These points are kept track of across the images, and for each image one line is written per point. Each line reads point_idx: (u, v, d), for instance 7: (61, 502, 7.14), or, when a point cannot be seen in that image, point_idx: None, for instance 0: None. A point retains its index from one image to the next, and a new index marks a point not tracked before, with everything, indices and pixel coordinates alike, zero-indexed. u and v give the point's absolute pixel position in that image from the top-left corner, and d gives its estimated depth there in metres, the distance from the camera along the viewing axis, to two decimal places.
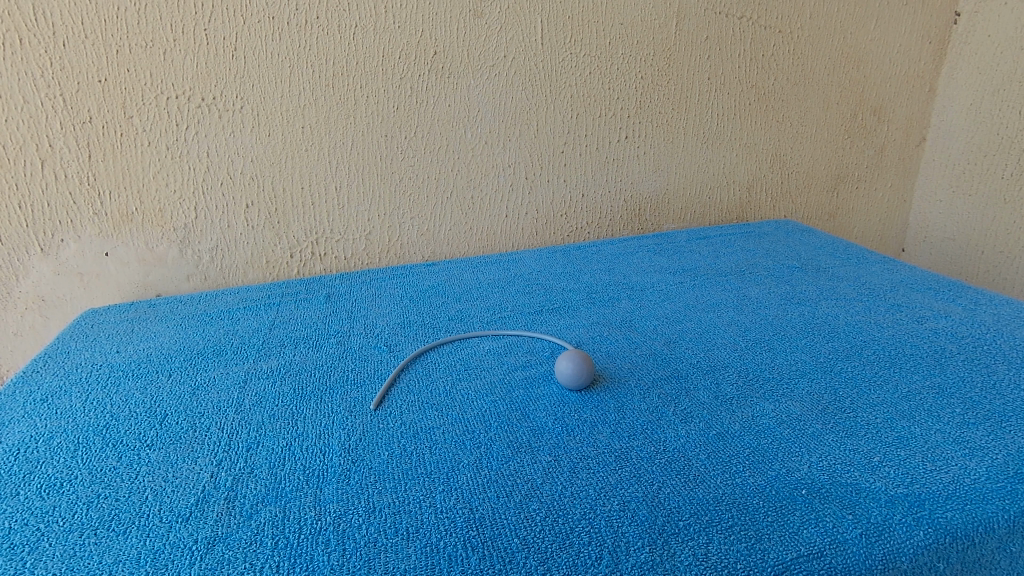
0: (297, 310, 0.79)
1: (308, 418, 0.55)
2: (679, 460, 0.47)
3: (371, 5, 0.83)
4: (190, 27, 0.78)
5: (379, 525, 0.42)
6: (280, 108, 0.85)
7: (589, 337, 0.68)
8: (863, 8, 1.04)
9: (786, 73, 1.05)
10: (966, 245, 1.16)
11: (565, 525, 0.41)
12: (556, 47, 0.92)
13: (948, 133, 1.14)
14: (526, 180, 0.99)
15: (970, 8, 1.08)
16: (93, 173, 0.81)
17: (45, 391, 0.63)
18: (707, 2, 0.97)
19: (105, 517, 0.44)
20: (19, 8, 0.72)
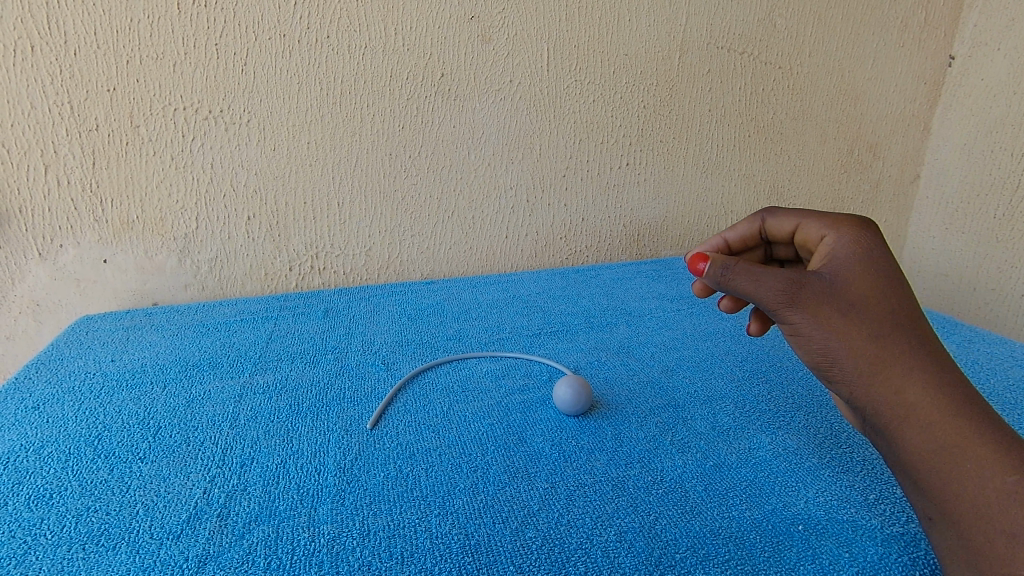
0: (294, 325, 0.79)
1: (303, 435, 0.55)
2: (676, 490, 0.47)
3: (381, 26, 0.84)
4: (201, 41, 0.79)
5: (374, 548, 0.41)
6: (287, 123, 0.85)
7: (586, 363, 0.68)
8: (861, 47, 1.07)
9: (785, 108, 1.07)
10: (959, 282, 1.18)
11: (561, 554, 0.41)
12: (561, 73, 0.94)
13: (941, 172, 1.17)
14: (527, 203, 1.00)
15: (964, 51, 1.11)
16: (96, 181, 0.81)
17: (37, 399, 0.62)
18: (709, 37, 0.99)
19: (94, 532, 0.44)
20: (33, 16, 0.73)
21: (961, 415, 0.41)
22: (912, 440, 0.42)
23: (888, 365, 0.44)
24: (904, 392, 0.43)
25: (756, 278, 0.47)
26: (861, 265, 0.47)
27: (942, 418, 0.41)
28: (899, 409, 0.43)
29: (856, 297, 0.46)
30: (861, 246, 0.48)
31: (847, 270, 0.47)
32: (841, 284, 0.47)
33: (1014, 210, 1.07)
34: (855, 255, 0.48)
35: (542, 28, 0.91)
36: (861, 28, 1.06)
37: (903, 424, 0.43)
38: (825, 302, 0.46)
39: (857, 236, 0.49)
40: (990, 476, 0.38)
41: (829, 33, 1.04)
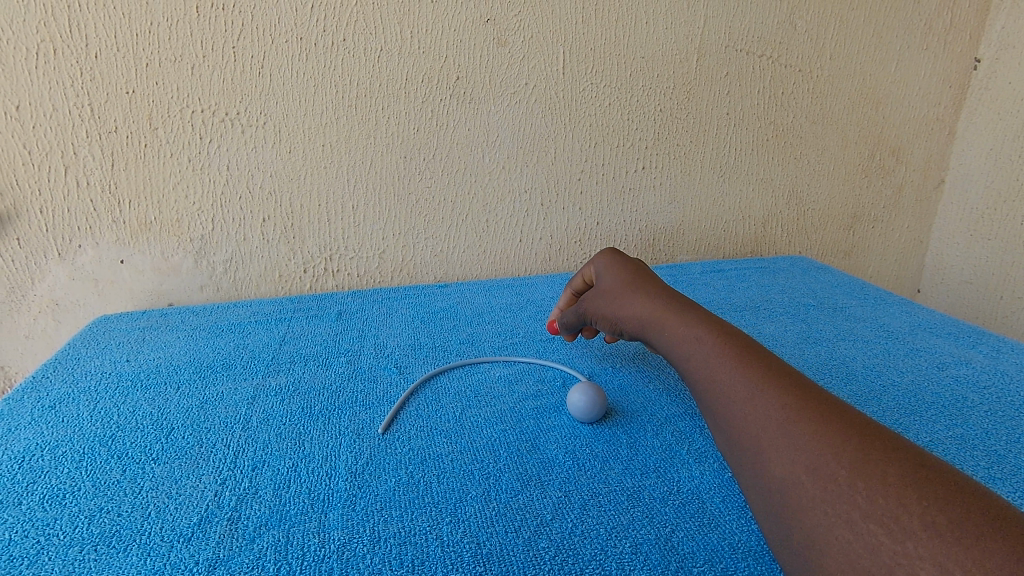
0: (308, 327, 0.79)
1: (314, 439, 0.55)
2: (693, 502, 0.46)
3: (397, 29, 0.84)
4: (219, 44, 0.80)
5: (384, 556, 0.41)
6: (303, 126, 0.86)
7: (601, 369, 0.67)
8: (884, 49, 1.05)
9: (805, 111, 1.05)
10: (984, 289, 1.15)
11: (575, 566, 0.40)
12: (577, 76, 0.93)
13: (966, 177, 1.14)
14: (542, 207, 0.99)
15: (990, 54, 1.08)
16: (115, 182, 0.82)
17: (53, 398, 0.62)
18: (728, 39, 0.97)
19: (106, 533, 0.44)
20: (55, 20, 0.74)
21: (748, 381, 0.45)
22: (723, 426, 0.45)
23: (660, 322, 0.56)
24: (686, 354, 0.52)
25: (573, 313, 0.68)
26: (622, 266, 0.65)
27: (728, 384, 0.46)
28: (704, 390, 0.49)
29: (619, 286, 0.63)
30: (616, 260, 0.67)
31: (612, 273, 0.65)
32: (608, 283, 0.64)
33: None
34: (616, 265, 0.66)
35: (558, 30, 0.90)
36: (884, 31, 1.04)
37: (710, 399, 0.47)
38: (604, 296, 0.64)
39: (608, 258, 0.68)
40: (802, 476, 0.38)
41: (851, 36, 1.03)
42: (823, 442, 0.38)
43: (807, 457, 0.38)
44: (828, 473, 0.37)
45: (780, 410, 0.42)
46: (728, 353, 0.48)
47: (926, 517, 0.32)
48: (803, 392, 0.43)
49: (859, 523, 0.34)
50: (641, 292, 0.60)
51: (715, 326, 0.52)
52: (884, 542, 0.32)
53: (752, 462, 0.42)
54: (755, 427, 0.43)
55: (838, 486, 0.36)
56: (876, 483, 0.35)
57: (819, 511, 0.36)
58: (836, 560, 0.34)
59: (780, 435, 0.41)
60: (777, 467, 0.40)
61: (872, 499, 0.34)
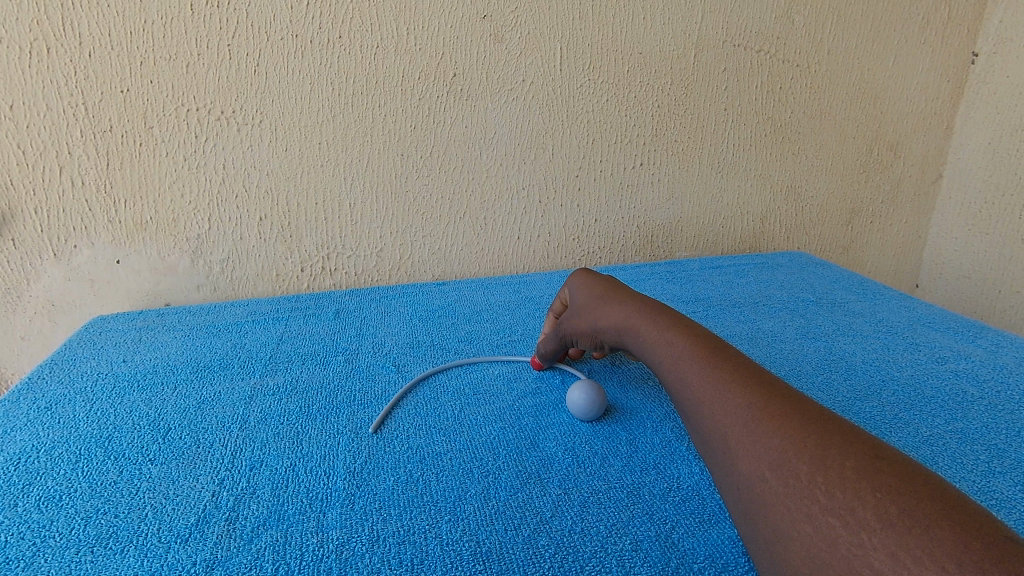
0: (305, 326, 0.78)
1: (313, 438, 0.54)
2: (693, 498, 0.46)
3: (393, 26, 0.84)
4: (214, 42, 0.79)
5: (384, 555, 0.41)
6: (299, 124, 0.85)
7: (600, 366, 0.67)
8: (881, 44, 1.05)
9: (803, 106, 1.05)
10: (983, 284, 1.15)
11: (575, 563, 0.40)
12: (574, 73, 0.93)
13: (964, 171, 1.14)
14: (540, 204, 0.99)
15: (988, 48, 1.08)
16: (110, 182, 0.81)
17: (49, 400, 0.62)
18: (726, 35, 0.97)
19: (103, 534, 0.43)
20: (48, 18, 0.73)
21: (714, 382, 0.46)
22: (696, 430, 0.46)
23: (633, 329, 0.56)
24: (660, 360, 0.52)
25: (550, 337, 0.64)
26: (593, 280, 0.65)
27: (697, 387, 0.47)
28: (676, 395, 0.49)
29: (592, 298, 0.62)
30: (585, 275, 0.66)
31: (583, 287, 0.64)
32: (581, 296, 0.63)
33: None
34: (585, 279, 0.65)
35: (555, 26, 0.90)
36: (881, 25, 1.03)
37: (683, 402, 0.48)
38: (579, 311, 0.62)
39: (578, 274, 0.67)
40: (765, 475, 0.39)
41: (849, 30, 1.02)
42: (783, 439, 0.39)
43: (770, 455, 0.39)
44: (789, 469, 0.37)
45: (746, 410, 0.42)
46: (696, 354, 0.49)
47: (879, 508, 0.32)
48: (766, 390, 0.43)
49: (817, 517, 0.34)
50: (615, 301, 0.60)
51: (685, 329, 0.52)
52: (842, 535, 0.33)
53: (721, 464, 0.43)
54: (722, 428, 0.43)
55: (797, 483, 0.37)
56: (832, 478, 0.35)
57: (780, 508, 0.37)
58: (798, 556, 0.35)
59: (744, 435, 0.41)
60: (742, 468, 0.40)
61: (829, 493, 0.35)
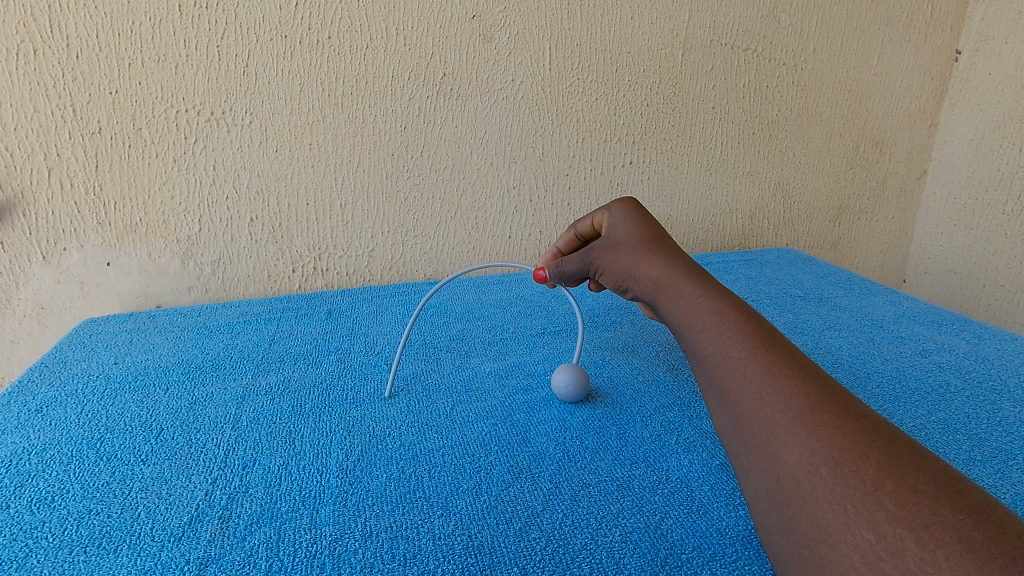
0: (297, 326, 0.79)
1: (305, 437, 0.55)
2: (682, 490, 0.47)
3: (382, 27, 0.84)
4: (203, 43, 0.79)
5: (376, 550, 0.41)
6: (289, 125, 0.85)
7: (590, 362, 0.68)
8: (866, 42, 1.06)
9: (790, 104, 1.06)
10: (968, 278, 1.16)
11: (565, 556, 0.40)
12: (563, 72, 0.93)
13: (948, 167, 1.15)
14: (530, 203, 0.99)
15: (970, 45, 1.09)
16: (99, 184, 0.81)
17: (40, 402, 0.62)
18: (713, 33, 0.98)
19: (96, 535, 0.43)
20: (35, 20, 0.73)
21: (766, 363, 0.43)
22: (731, 400, 0.43)
23: (675, 288, 0.54)
24: (698, 325, 0.49)
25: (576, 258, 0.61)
26: (642, 227, 0.60)
27: (743, 362, 0.44)
28: (711, 362, 0.46)
29: (636, 243, 0.59)
30: (634, 212, 0.62)
31: (628, 226, 0.61)
32: (623, 236, 0.60)
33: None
34: (634, 217, 0.61)
35: (544, 26, 0.90)
36: (866, 24, 1.05)
37: (720, 373, 0.45)
38: (617, 250, 0.59)
39: (626, 207, 0.63)
40: (820, 467, 0.36)
41: (834, 28, 1.03)
42: (849, 440, 0.36)
43: (827, 449, 0.36)
44: (850, 469, 0.35)
45: (803, 400, 0.39)
46: (748, 332, 0.46)
47: (962, 530, 0.29)
48: (823, 386, 0.41)
49: (882, 524, 0.32)
50: (661, 257, 0.57)
51: (735, 303, 0.49)
52: (910, 547, 0.30)
53: (760, 447, 0.40)
54: (770, 410, 0.40)
55: (861, 485, 0.34)
56: (904, 489, 0.32)
57: (833, 507, 0.34)
58: (849, 560, 0.32)
59: (799, 425, 0.38)
60: (792, 458, 0.37)
61: (900, 504, 0.32)
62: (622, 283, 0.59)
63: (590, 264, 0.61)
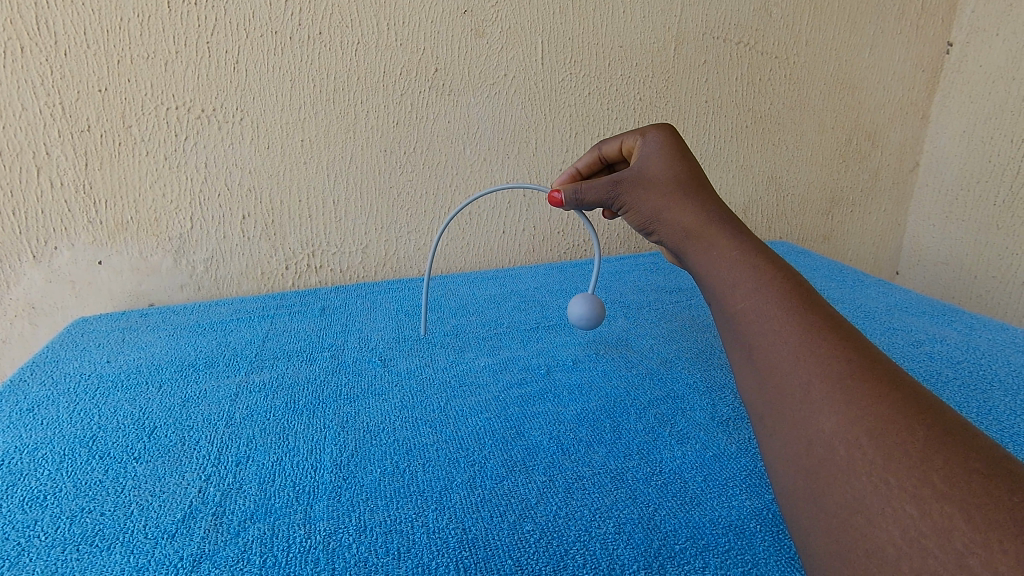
0: (291, 323, 0.78)
1: (299, 433, 0.55)
2: (675, 481, 0.47)
3: (373, 22, 0.84)
4: (192, 40, 0.79)
5: (370, 544, 0.41)
6: (281, 121, 0.85)
7: (584, 356, 0.68)
8: (858, 35, 1.06)
9: (782, 98, 1.06)
10: (960, 270, 1.17)
11: (559, 547, 0.40)
12: (555, 67, 0.93)
13: (940, 159, 1.16)
14: (524, 198, 0.99)
15: (962, 38, 1.10)
16: (89, 182, 0.81)
17: (32, 401, 0.61)
18: (705, 27, 0.98)
19: (88, 532, 0.43)
20: (22, 17, 0.72)
21: (804, 326, 0.41)
22: (760, 359, 0.42)
23: (709, 239, 0.51)
24: (730, 281, 0.47)
25: (602, 188, 0.57)
26: (680, 167, 0.56)
27: (778, 322, 0.42)
28: (741, 318, 0.45)
29: (672, 184, 0.56)
30: (671, 146, 0.58)
31: (663, 162, 0.57)
32: (658, 173, 0.56)
33: (1015, 196, 1.06)
34: (670, 152, 0.57)
35: (535, 20, 0.90)
36: (858, 16, 1.05)
37: (750, 332, 0.43)
38: (649, 189, 0.56)
39: (663, 138, 0.59)
40: (859, 436, 0.34)
41: (826, 21, 1.03)
42: (894, 410, 0.34)
43: (869, 419, 0.35)
44: (895, 442, 0.33)
45: (845, 364, 0.38)
46: (787, 292, 0.44)
47: (1018, 512, 0.28)
48: (863, 350, 0.39)
49: (927, 501, 0.30)
50: (698, 204, 0.54)
51: (773, 261, 0.47)
52: (958, 527, 0.29)
53: (793, 412, 0.38)
54: (805, 374, 0.39)
55: (905, 459, 0.32)
56: (955, 465, 0.31)
57: (872, 480, 0.33)
58: (888, 537, 0.31)
59: (839, 391, 0.37)
60: (829, 425, 0.36)
61: (948, 482, 0.30)
62: (649, 225, 0.56)
63: (617, 198, 0.57)
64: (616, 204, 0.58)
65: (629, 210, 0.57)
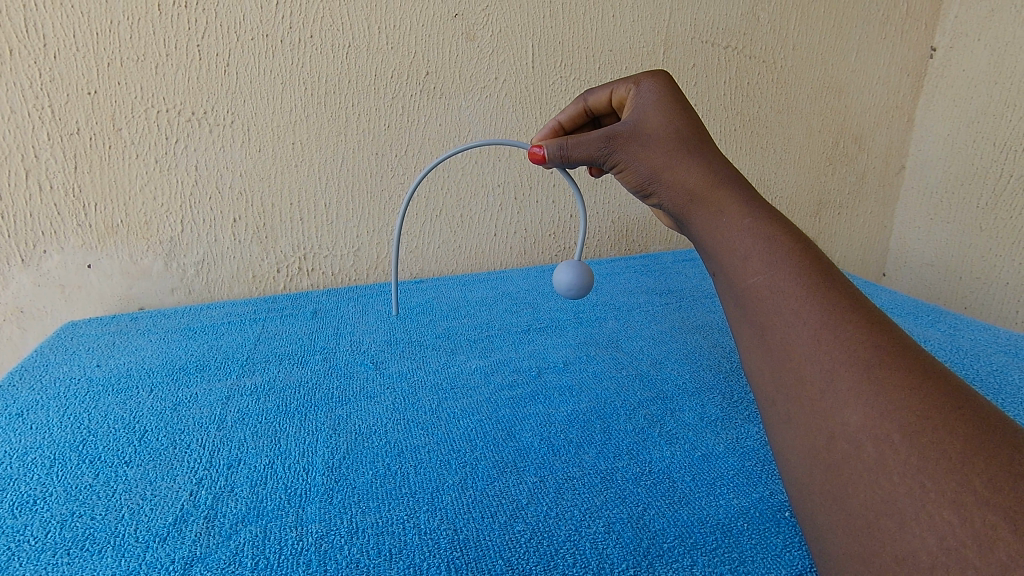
0: (283, 326, 0.78)
1: (290, 436, 0.55)
2: (664, 481, 0.47)
3: (364, 26, 0.84)
4: (182, 43, 0.79)
5: (362, 546, 0.41)
6: (272, 124, 0.85)
7: (575, 358, 0.68)
8: (844, 39, 1.08)
9: (770, 101, 1.08)
10: (944, 271, 1.19)
11: (549, 547, 0.41)
12: (546, 70, 0.94)
13: (925, 162, 1.18)
14: (515, 201, 1.00)
15: (945, 42, 1.12)
16: (79, 185, 0.80)
17: (21, 406, 0.61)
18: (693, 31, 0.99)
19: (79, 537, 0.43)
20: (11, 20, 0.72)
21: (825, 305, 0.37)
22: (773, 341, 0.38)
23: (715, 201, 0.46)
24: (738, 250, 0.42)
25: (595, 140, 0.51)
26: (678, 119, 0.51)
27: (796, 298, 0.37)
28: (750, 294, 0.40)
29: (671, 141, 0.50)
30: (668, 99, 0.53)
31: (661, 116, 0.52)
32: (655, 129, 0.51)
33: (998, 198, 1.08)
34: (668, 105, 0.52)
35: (525, 24, 0.91)
36: (843, 21, 1.06)
37: (760, 309, 0.39)
38: (646, 146, 0.51)
39: (658, 90, 0.53)
40: (891, 433, 0.31)
41: (813, 25, 1.05)
42: (929, 405, 0.31)
43: (900, 414, 0.31)
44: (931, 442, 0.30)
45: (872, 350, 0.34)
46: (804, 265, 0.39)
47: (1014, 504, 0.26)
48: (889, 331, 0.35)
49: (968, 508, 0.27)
50: (701, 162, 0.49)
51: (788, 228, 0.42)
52: (1003, 537, 0.26)
53: (811, 401, 0.35)
54: (827, 359, 0.35)
55: (944, 462, 0.29)
56: (1000, 470, 0.27)
57: (904, 482, 0.29)
58: (920, 544, 0.28)
59: (865, 381, 0.33)
60: (854, 418, 0.32)
61: (993, 487, 0.27)
62: (646, 185, 0.51)
63: (609, 155, 0.52)
64: (607, 162, 0.52)
65: (623, 169, 0.52)
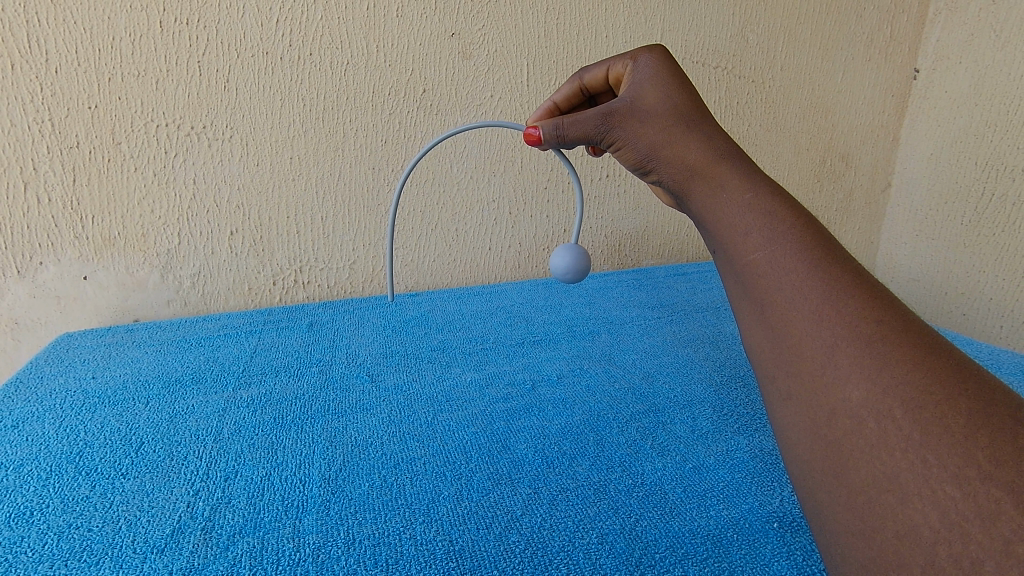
0: (279, 338, 0.79)
1: (286, 448, 0.55)
2: (655, 492, 0.48)
3: (363, 43, 0.86)
4: (183, 58, 0.80)
5: (359, 556, 0.42)
6: (270, 139, 0.86)
7: (569, 371, 0.69)
8: (831, 59, 1.10)
9: (759, 120, 1.10)
10: (930, 286, 1.21)
11: (544, 557, 0.42)
12: (542, 89, 0.96)
13: (910, 180, 1.20)
14: (510, 216, 1.01)
15: (927, 65, 1.15)
16: (77, 198, 0.81)
17: (17, 417, 0.61)
18: (684, 52, 1.01)
19: (76, 548, 0.43)
20: (14, 35, 0.73)
21: (826, 280, 0.34)
22: (772, 316, 0.35)
23: (714, 177, 0.43)
24: (736, 226, 0.39)
25: (591, 119, 0.49)
26: (678, 95, 0.48)
27: (797, 273, 0.35)
28: (748, 271, 0.37)
29: (669, 117, 0.47)
30: (666, 74, 0.50)
31: (659, 93, 0.49)
32: (653, 105, 0.48)
33: (981, 215, 1.10)
34: (666, 80, 0.50)
35: (521, 44, 0.93)
36: (830, 42, 1.09)
37: (759, 286, 0.36)
38: (644, 123, 0.48)
39: (656, 65, 0.51)
40: (893, 408, 0.29)
41: (800, 47, 1.08)
42: (933, 379, 0.29)
43: (902, 388, 0.29)
44: (934, 417, 0.28)
45: (874, 325, 0.31)
46: (806, 239, 0.36)
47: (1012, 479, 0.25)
48: (896, 308, 0.32)
49: (971, 482, 0.26)
50: (702, 138, 0.45)
51: (791, 201, 0.39)
52: (1005, 511, 0.25)
53: (811, 378, 0.32)
54: (828, 336, 0.32)
55: (946, 438, 0.27)
56: (1004, 443, 0.26)
57: (906, 458, 0.28)
58: (922, 520, 0.27)
59: (867, 357, 0.31)
60: (855, 394, 0.30)
61: (996, 461, 0.26)
62: (645, 163, 0.48)
63: (607, 135, 0.49)
64: (605, 142, 0.50)
65: (621, 150, 0.49)
